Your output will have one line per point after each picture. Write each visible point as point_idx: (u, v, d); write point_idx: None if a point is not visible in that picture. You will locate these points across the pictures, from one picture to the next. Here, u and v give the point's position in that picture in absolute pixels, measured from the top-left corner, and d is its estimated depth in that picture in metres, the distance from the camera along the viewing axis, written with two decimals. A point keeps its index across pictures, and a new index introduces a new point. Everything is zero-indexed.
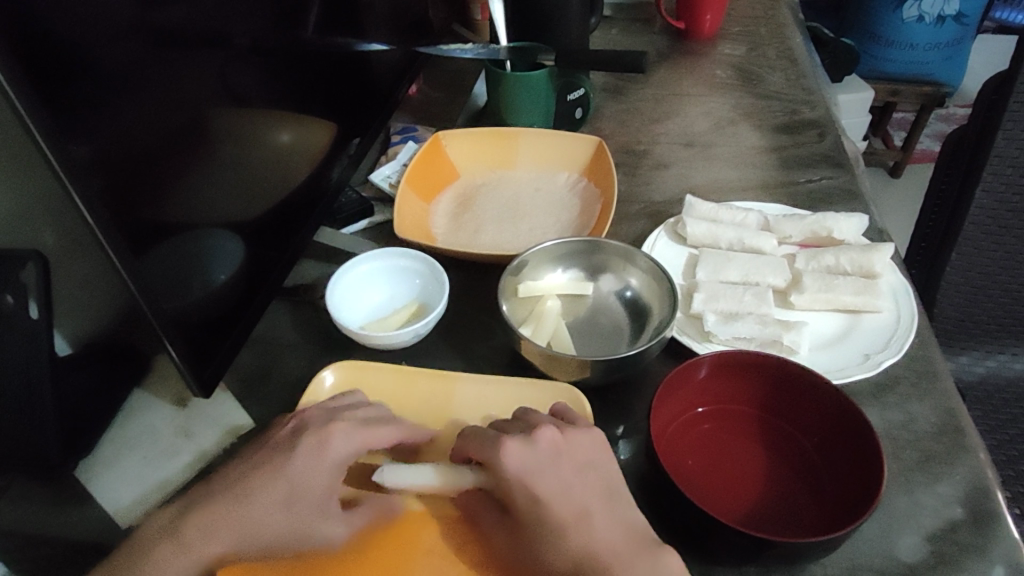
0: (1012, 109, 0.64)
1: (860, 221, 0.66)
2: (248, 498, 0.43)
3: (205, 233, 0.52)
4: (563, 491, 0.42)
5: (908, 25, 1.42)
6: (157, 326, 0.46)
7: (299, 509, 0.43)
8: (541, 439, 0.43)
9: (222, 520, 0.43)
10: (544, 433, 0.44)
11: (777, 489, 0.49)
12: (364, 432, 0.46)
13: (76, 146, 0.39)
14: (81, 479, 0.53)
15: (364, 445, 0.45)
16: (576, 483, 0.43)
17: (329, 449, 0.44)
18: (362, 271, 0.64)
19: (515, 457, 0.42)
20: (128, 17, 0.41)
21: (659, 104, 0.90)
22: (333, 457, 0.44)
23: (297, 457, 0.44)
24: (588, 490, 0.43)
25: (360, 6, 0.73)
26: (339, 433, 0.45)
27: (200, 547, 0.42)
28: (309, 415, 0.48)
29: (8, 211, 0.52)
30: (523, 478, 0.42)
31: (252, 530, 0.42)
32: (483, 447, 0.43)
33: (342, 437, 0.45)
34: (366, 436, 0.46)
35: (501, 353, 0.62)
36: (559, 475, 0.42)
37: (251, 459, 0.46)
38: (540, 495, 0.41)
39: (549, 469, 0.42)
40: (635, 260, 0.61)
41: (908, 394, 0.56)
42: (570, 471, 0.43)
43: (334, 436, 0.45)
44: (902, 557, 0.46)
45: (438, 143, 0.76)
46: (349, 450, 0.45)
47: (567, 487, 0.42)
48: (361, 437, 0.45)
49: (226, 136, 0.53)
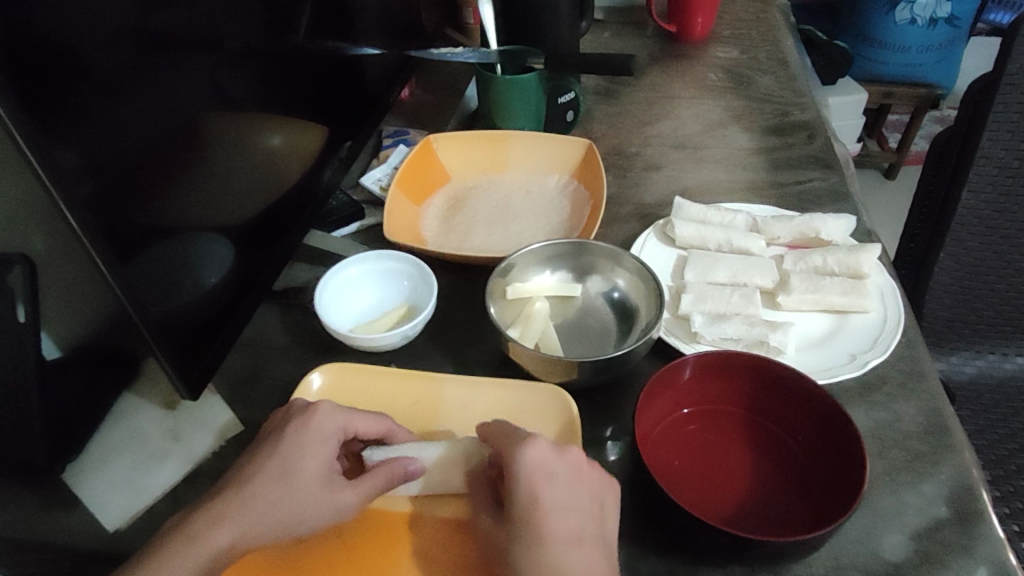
0: (997, 111, 0.64)
1: (848, 222, 0.66)
2: (245, 485, 0.44)
3: (193, 236, 0.52)
4: (561, 505, 0.40)
5: (901, 27, 1.42)
6: (145, 330, 0.46)
7: (294, 489, 0.44)
8: (569, 453, 0.42)
9: (224, 511, 0.43)
10: (574, 450, 0.42)
11: (763, 488, 0.49)
12: (351, 413, 0.47)
13: (62, 153, 0.39)
14: (68, 481, 0.54)
15: (348, 426, 0.47)
16: (578, 505, 0.40)
17: (314, 426, 0.45)
18: (350, 274, 0.64)
19: (537, 459, 0.41)
20: (118, 23, 0.42)
21: (650, 107, 0.90)
22: (319, 432, 0.45)
23: (285, 437, 0.45)
24: (578, 517, 0.40)
25: (350, 10, 0.73)
26: (326, 411, 0.46)
27: (202, 540, 0.42)
28: (296, 403, 0.49)
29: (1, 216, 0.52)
30: (532, 477, 0.40)
31: (249, 516, 0.43)
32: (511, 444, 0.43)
33: (327, 413, 0.46)
34: (352, 418, 0.47)
35: (490, 355, 0.62)
36: (568, 486, 0.41)
37: (246, 451, 0.47)
38: (541, 501, 0.40)
39: (561, 482, 0.41)
40: (622, 261, 0.61)
41: (895, 393, 0.56)
42: (582, 494, 0.41)
43: (318, 413, 0.46)
44: (887, 556, 0.46)
45: (429, 147, 0.76)
46: (335, 427, 0.46)
47: (570, 504, 0.40)
48: (345, 418, 0.47)
49: (216, 140, 0.53)
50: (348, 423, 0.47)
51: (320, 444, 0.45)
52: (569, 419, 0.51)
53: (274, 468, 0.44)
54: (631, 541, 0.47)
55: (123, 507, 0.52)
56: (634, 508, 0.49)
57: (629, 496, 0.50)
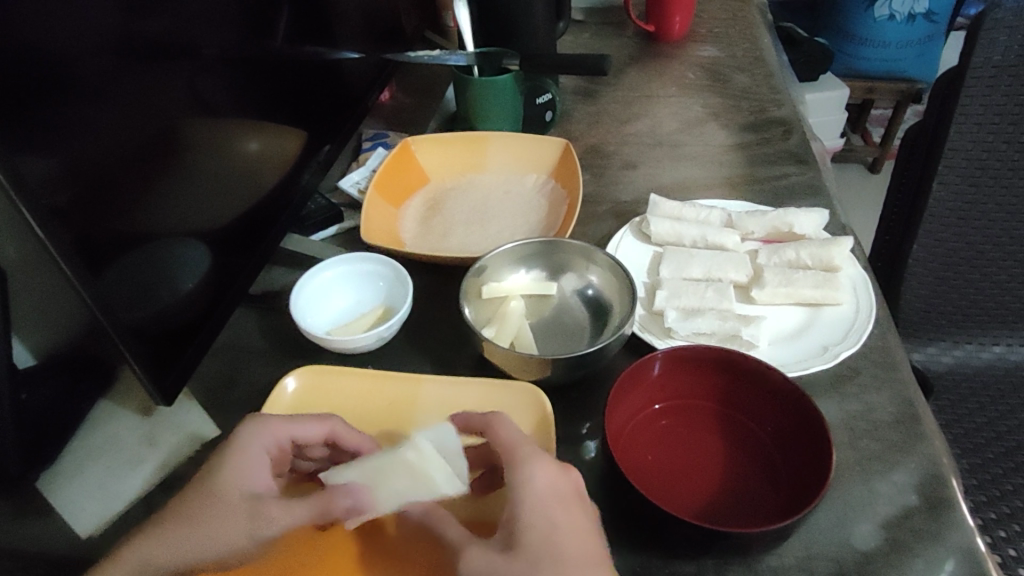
0: (963, 104, 0.64)
1: (820, 215, 0.67)
2: (183, 511, 0.43)
3: (168, 242, 0.53)
4: (573, 526, 0.39)
5: (880, 23, 1.42)
6: (116, 336, 0.46)
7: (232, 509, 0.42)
8: (574, 476, 0.42)
9: (162, 536, 0.42)
10: (575, 473, 0.42)
11: (736, 481, 0.49)
12: (289, 422, 0.46)
13: (31, 167, 0.39)
14: (43, 490, 0.54)
15: (283, 436, 0.46)
16: (585, 531, 0.40)
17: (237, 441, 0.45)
18: (326, 277, 0.64)
19: (547, 481, 0.40)
20: (90, 31, 0.42)
21: (629, 106, 0.91)
22: (257, 453, 0.44)
23: (223, 457, 0.44)
24: (583, 542, 0.39)
25: (326, 14, 0.73)
26: (258, 425, 0.45)
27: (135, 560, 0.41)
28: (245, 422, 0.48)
29: None
30: (544, 498, 0.40)
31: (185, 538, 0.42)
32: (515, 452, 0.42)
33: (260, 427, 0.45)
34: (291, 427, 0.46)
35: (467, 353, 0.62)
36: (563, 504, 0.40)
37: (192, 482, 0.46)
38: (557, 522, 0.39)
39: (566, 504, 0.40)
40: (594, 258, 0.61)
41: (867, 384, 0.57)
42: (586, 517, 0.41)
43: (254, 430, 0.45)
44: (857, 545, 0.46)
45: (407, 149, 0.77)
46: (271, 441, 0.45)
47: (576, 528, 0.40)
48: (281, 429, 0.46)
49: (193, 146, 0.53)
50: (284, 432, 0.46)
51: (257, 455, 0.44)
52: (543, 416, 0.52)
53: (205, 481, 0.43)
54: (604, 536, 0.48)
55: (99, 513, 0.52)
56: (608, 506, 0.49)
57: (603, 493, 0.50)
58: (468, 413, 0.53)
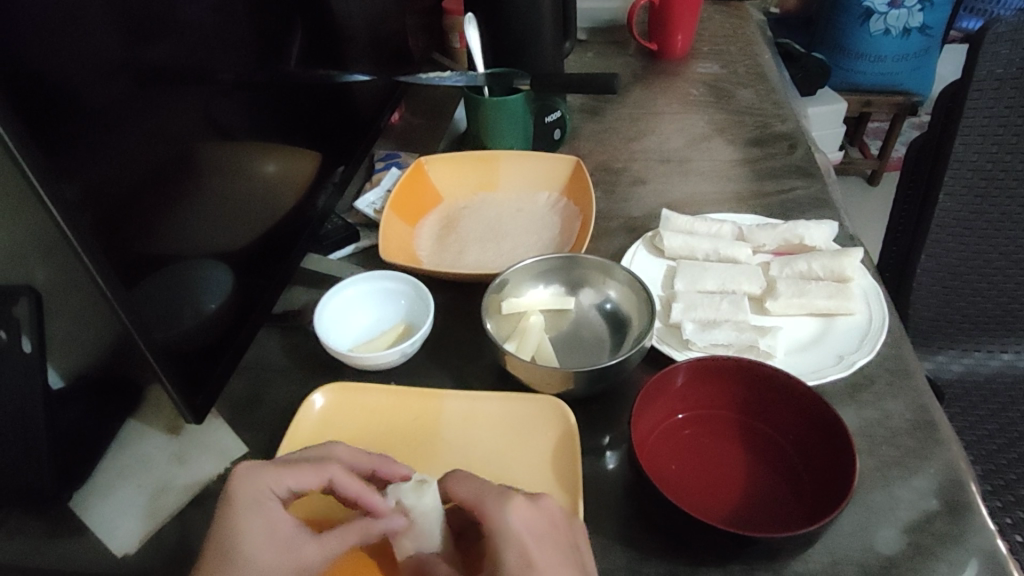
0: (968, 116, 0.67)
1: (830, 228, 0.68)
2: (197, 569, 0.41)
3: (193, 263, 0.54)
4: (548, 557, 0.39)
5: (875, 37, 1.46)
6: (149, 354, 0.47)
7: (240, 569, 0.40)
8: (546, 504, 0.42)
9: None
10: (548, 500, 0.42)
11: (759, 490, 0.50)
12: (280, 470, 0.44)
13: (66, 187, 0.40)
14: (75, 510, 0.54)
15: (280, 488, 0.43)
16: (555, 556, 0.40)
17: (238, 495, 0.42)
18: (349, 295, 0.65)
19: (524, 518, 0.40)
20: (116, 57, 0.44)
21: (636, 122, 0.93)
22: (246, 501, 0.42)
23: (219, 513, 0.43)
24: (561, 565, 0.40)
25: (339, 39, 0.75)
26: (246, 476, 0.43)
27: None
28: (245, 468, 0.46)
29: (16, 243, 0.55)
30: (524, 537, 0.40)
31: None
32: (488, 495, 0.42)
33: (245, 480, 0.43)
34: (281, 478, 0.44)
35: (489, 370, 0.63)
36: (536, 523, 0.41)
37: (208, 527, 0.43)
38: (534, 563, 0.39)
39: (556, 532, 0.41)
40: (613, 273, 0.63)
41: (882, 392, 0.58)
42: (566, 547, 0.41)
43: (241, 483, 0.43)
44: (881, 550, 0.47)
45: (421, 169, 0.78)
46: (260, 489, 0.43)
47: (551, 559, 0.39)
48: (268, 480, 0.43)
49: (214, 168, 0.55)
50: (276, 483, 0.43)
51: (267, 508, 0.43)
52: (568, 428, 0.53)
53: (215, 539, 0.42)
54: (631, 545, 0.49)
55: (133, 529, 0.53)
56: (635, 517, 0.50)
57: (629, 504, 0.51)
58: (492, 427, 0.54)
